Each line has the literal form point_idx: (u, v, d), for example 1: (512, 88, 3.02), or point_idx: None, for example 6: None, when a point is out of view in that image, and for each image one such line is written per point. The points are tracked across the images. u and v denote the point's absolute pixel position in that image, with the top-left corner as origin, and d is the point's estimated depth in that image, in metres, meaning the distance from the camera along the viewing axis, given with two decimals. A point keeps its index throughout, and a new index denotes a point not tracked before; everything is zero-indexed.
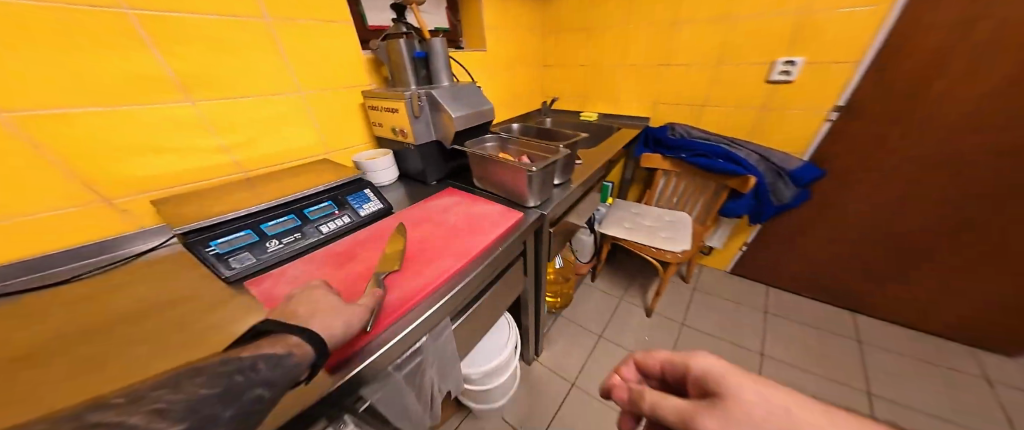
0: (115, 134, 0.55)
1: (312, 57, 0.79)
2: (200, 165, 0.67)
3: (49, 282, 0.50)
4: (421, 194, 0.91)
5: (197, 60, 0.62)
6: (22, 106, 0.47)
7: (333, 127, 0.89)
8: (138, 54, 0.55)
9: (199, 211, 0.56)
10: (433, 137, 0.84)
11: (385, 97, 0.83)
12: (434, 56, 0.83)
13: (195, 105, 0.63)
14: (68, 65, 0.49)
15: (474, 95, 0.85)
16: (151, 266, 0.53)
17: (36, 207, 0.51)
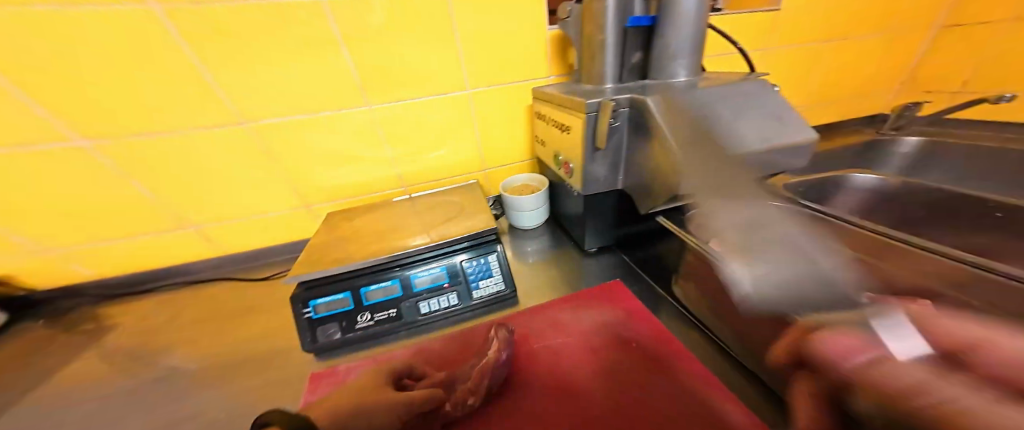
0: (312, 141, 0.58)
1: (484, 44, 0.60)
2: (375, 179, 0.66)
3: (246, 277, 0.65)
4: (564, 261, 0.62)
5: (377, 59, 0.55)
6: (266, 115, 0.54)
7: (493, 136, 0.71)
8: (331, 57, 0.53)
9: (327, 247, 0.52)
10: (619, 186, 0.46)
11: (557, 106, 0.53)
12: (675, 26, 0.39)
13: (370, 108, 0.58)
14: (286, 71, 0.52)
15: (767, 112, 0.32)
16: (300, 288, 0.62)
17: (265, 207, 0.63)
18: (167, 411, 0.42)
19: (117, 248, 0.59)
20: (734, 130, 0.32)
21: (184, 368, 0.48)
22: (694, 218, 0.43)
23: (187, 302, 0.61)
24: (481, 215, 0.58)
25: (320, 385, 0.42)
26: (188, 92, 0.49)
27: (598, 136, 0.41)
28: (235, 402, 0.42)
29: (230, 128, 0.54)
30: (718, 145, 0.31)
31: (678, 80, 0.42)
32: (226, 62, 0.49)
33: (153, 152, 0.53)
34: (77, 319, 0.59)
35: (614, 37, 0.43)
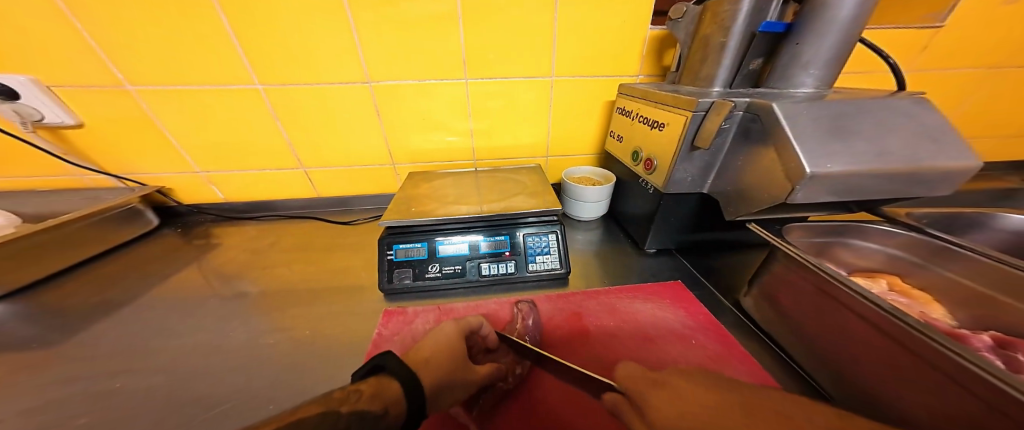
0: (411, 107, 0.64)
1: (584, 35, 0.60)
2: (451, 148, 0.71)
3: (331, 219, 0.74)
4: (620, 256, 0.61)
5: (485, 41, 0.58)
6: (380, 79, 0.60)
7: (566, 125, 0.72)
8: (447, 34, 0.57)
9: (408, 203, 0.58)
10: (705, 187, 0.45)
11: (651, 100, 0.52)
12: (821, 39, 0.37)
13: (467, 83, 0.63)
14: (407, 44, 0.57)
15: (920, 132, 0.30)
16: (373, 235, 0.69)
17: (357, 160, 0.70)
18: (271, 317, 0.50)
19: (238, 179, 0.71)
20: (876, 144, 0.30)
21: (282, 286, 0.57)
22: (795, 233, 0.39)
23: (282, 233, 0.71)
24: (546, 198, 0.60)
25: (392, 321, 0.47)
26: (325, 59, 0.56)
27: (699, 134, 0.40)
28: (321, 322, 0.49)
29: (352, 86, 0.60)
30: (858, 157, 0.29)
31: (801, 92, 0.40)
32: (359, 30, 0.54)
33: (284, 102, 0.60)
34: (203, 232, 0.72)
35: (738, 41, 0.42)
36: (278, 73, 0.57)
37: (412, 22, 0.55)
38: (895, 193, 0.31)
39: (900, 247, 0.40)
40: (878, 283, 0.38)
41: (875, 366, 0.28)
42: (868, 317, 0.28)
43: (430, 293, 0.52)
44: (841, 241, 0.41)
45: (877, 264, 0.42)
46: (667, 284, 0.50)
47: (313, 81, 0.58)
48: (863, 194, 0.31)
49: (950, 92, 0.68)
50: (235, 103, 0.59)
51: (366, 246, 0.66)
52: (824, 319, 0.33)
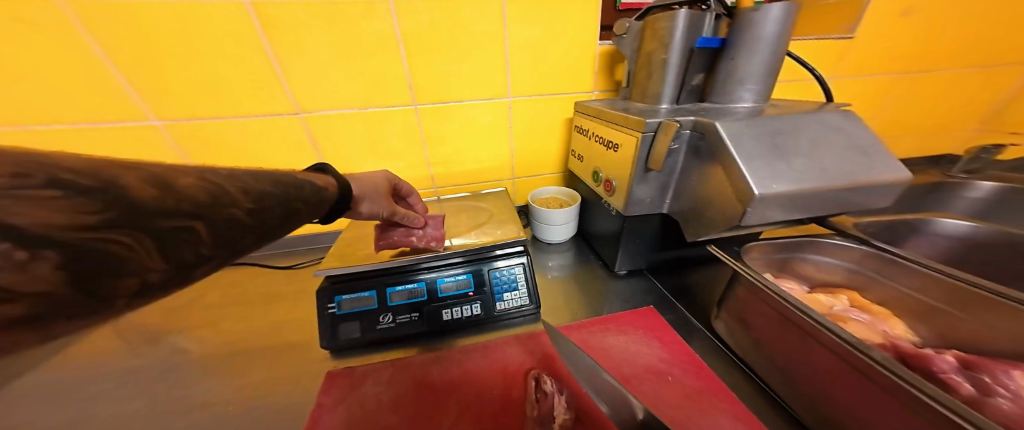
0: (357, 135, 0.59)
1: (534, 55, 0.60)
2: (407, 176, 0.67)
3: (273, 264, 0.66)
4: (591, 278, 0.59)
5: (432, 63, 0.56)
6: (318, 107, 0.55)
7: (527, 145, 0.70)
8: (390, 57, 0.54)
9: (357, 242, 0.52)
10: (664, 208, 0.44)
11: (605, 119, 0.51)
12: (752, 53, 0.38)
13: (417, 108, 0.59)
14: (346, 68, 0.53)
15: (853, 146, 0.30)
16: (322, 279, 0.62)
17: None
18: (182, 391, 0.42)
19: None
20: (815, 160, 0.29)
21: (203, 349, 0.48)
22: (755, 253, 0.39)
23: (214, 283, 0.62)
24: (510, 223, 0.57)
25: (336, 387, 0.41)
26: (250, 86, 0.51)
27: (652, 157, 0.39)
28: (247, 393, 0.41)
29: (287, 117, 0.55)
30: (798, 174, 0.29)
31: (742, 106, 0.41)
32: (289, 55, 0.50)
33: (204, 136, 0.54)
34: None
35: (678, 58, 0.43)
36: (195, 103, 0.50)
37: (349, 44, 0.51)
38: (838, 207, 0.30)
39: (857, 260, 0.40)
40: (840, 299, 0.38)
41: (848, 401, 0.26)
42: (833, 347, 0.27)
43: (384, 347, 0.46)
44: (800, 256, 0.41)
45: (838, 277, 0.42)
46: (640, 311, 0.48)
47: (239, 111, 0.53)
48: (810, 210, 0.30)
49: (873, 96, 0.74)
50: (144, 139, 0.52)
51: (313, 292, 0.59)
52: (791, 347, 0.31)
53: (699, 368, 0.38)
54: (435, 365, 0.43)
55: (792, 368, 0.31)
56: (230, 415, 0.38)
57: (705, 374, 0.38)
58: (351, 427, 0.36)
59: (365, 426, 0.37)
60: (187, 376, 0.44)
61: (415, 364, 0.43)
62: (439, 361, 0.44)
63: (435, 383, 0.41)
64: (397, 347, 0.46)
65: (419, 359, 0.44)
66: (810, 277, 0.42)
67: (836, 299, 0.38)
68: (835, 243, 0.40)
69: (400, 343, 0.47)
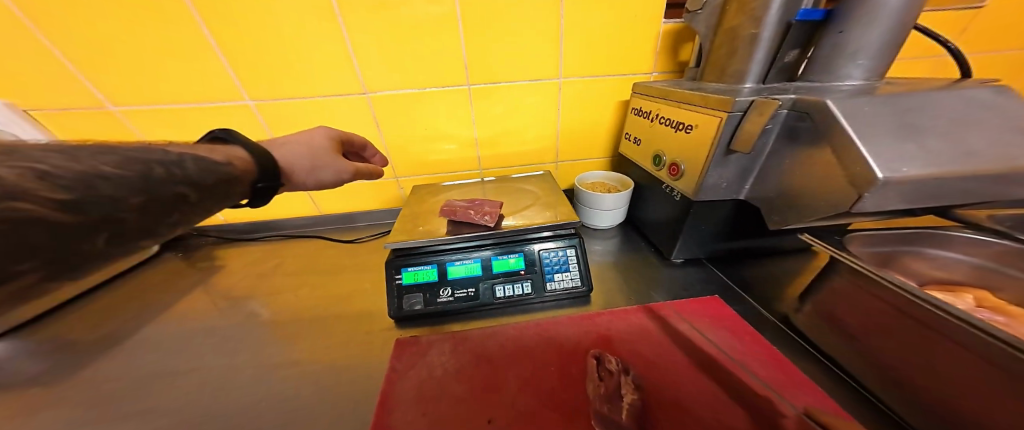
0: (411, 116, 0.60)
1: (593, 33, 0.57)
2: (456, 158, 0.67)
3: (332, 237, 0.70)
4: (644, 265, 0.57)
5: (488, 42, 0.55)
6: (376, 88, 0.56)
7: (577, 128, 0.68)
8: (447, 37, 0.53)
9: (415, 220, 0.54)
10: (740, 193, 0.41)
11: (673, 100, 0.48)
12: (870, 24, 0.33)
13: (470, 89, 0.59)
14: (405, 48, 0.53)
15: (1010, 126, 0.26)
16: (377, 253, 0.65)
17: None
18: (269, 349, 0.46)
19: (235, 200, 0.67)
20: (959, 142, 0.26)
21: (279, 314, 0.52)
22: (852, 244, 0.36)
23: (282, 253, 0.67)
24: (563, 208, 0.56)
25: (404, 354, 0.43)
26: (318, 69, 0.52)
27: (735, 137, 0.36)
28: (326, 354, 0.45)
29: (348, 98, 0.56)
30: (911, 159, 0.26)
31: (849, 85, 0.36)
32: (353, 35, 0.50)
33: (275, 117, 0.57)
34: (198, 255, 0.68)
35: (773, 32, 0.38)
36: (268, 87, 0.53)
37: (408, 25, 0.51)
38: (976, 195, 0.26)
39: (989, 257, 0.36)
40: (965, 300, 0.34)
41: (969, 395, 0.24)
42: (955, 338, 0.24)
43: (443, 319, 0.48)
44: (910, 250, 0.38)
45: (959, 276, 0.38)
46: (702, 300, 0.47)
47: (307, 92, 0.55)
48: (943, 200, 0.27)
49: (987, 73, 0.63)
50: (224, 120, 0.56)
51: (370, 266, 0.62)
52: (902, 344, 0.28)
53: (778, 361, 0.36)
54: (494, 339, 0.44)
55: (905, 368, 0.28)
56: (313, 372, 0.42)
57: (786, 368, 0.36)
58: (420, 390, 0.38)
59: (433, 390, 0.38)
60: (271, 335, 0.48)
61: (476, 337, 0.45)
62: (497, 336, 0.45)
63: (496, 356, 0.42)
64: (456, 321, 0.48)
65: (478, 332, 0.46)
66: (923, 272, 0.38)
67: (962, 298, 0.34)
68: (961, 236, 0.37)
69: (458, 317, 0.48)
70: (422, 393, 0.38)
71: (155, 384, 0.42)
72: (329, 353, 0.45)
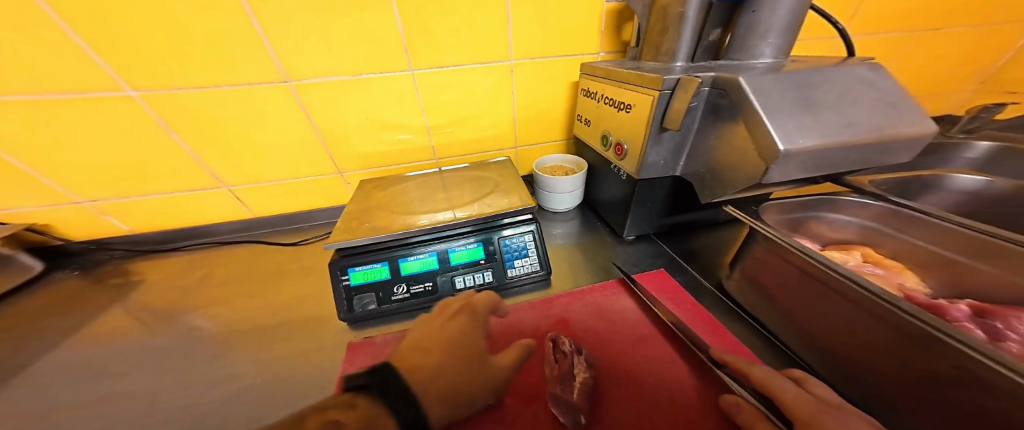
0: (351, 104, 0.55)
1: (539, 12, 0.55)
2: (407, 148, 0.64)
3: (275, 241, 0.64)
4: (600, 244, 0.60)
5: (428, 22, 0.51)
6: (303, 74, 0.50)
7: (531, 113, 0.68)
8: (380, 15, 0.48)
9: (364, 216, 0.51)
10: (677, 170, 0.44)
11: (616, 80, 0.48)
12: (776, 3, 0.35)
13: (414, 74, 0.55)
14: (333, 29, 0.48)
15: (883, 100, 0.29)
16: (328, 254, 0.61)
17: (296, 171, 0.61)
18: (208, 366, 0.42)
19: (148, 206, 0.59)
20: (843, 114, 0.29)
21: (217, 328, 0.48)
22: (768, 212, 0.40)
23: (216, 262, 0.61)
24: (520, 193, 0.56)
25: (359, 355, 0.42)
26: (231, 51, 0.46)
27: (667, 116, 0.38)
28: (276, 364, 0.42)
29: (273, 86, 0.50)
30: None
31: (761, 62, 0.39)
32: (267, 12, 0.44)
33: (182, 108, 0.49)
34: (110, 271, 0.59)
35: (697, 11, 0.39)
36: (169, 73, 0.46)
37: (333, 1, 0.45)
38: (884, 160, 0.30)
39: (870, 217, 0.42)
40: (854, 256, 0.40)
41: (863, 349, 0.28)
42: (851, 299, 0.28)
43: (401, 316, 0.47)
44: (816, 216, 0.43)
45: (850, 235, 0.44)
46: (653, 275, 0.50)
47: (217, 79, 0.48)
48: (834, 168, 0.30)
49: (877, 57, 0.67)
50: (118, 113, 0.47)
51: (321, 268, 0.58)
52: (805, 301, 0.33)
53: (711, 322, 0.41)
54: None
55: (808, 322, 0.33)
56: (254, 388, 0.39)
57: (716, 326, 0.40)
58: None
59: None
60: (203, 354, 0.43)
61: None
62: None
63: None
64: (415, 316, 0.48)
65: None
66: (827, 233, 0.44)
67: (853, 257, 0.40)
68: (853, 200, 0.42)
69: (417, 312, 0.48)
70: None
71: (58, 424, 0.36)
72: (273, 365, 0.42)
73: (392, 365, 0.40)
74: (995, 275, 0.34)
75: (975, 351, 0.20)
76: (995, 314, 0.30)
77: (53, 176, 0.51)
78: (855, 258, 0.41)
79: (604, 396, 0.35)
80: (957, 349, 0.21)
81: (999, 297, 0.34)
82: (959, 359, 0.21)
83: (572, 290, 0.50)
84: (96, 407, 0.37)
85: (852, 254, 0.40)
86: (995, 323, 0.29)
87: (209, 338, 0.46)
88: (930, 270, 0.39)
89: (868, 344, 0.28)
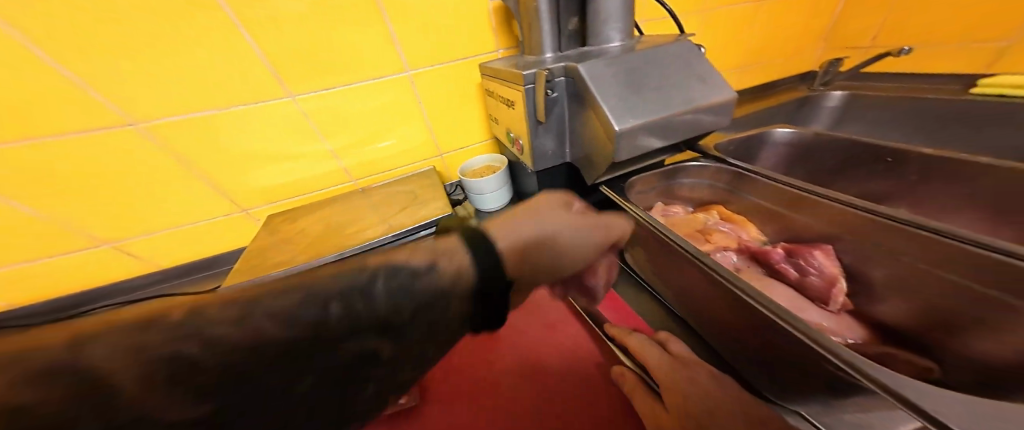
0: (229, 141, 0.52)
1: (422, 19, 0.55)
2: (318, 172, 0.62)
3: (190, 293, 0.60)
4: None
5: (293, 44, 0.49)
6: (159, 115, 0.47)
7: (444, 119, 0.67)
8: (231, 43, 0.45)
9: (270, 251, 0.49)
10: (567, 156, 0.46)
11: (501, 78, 0.50)
12: None
13: (295, 100, 0.53)
14: (180, 65, 0.44)
15: (694, 73, 0.33)
16: None
17: (197, 216, 0.57)
18: None
19: (16, 280, 0.51)
20: (662, 90, 0.32)
21: None
22: (636, 183, 0.45)
23: None
24: (436, 201, 0.56)
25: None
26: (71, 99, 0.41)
27: (538, 109, 0.40)
28: None
29: (116, 132, 0.46)
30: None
31: (612, 46, 0.42)
32: (94, 56, 0.40)
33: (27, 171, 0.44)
34: None
35: (547, 5, 0.42)
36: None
37: (184, 34, 0.43)
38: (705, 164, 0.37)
39: (712, 176, 0.49)
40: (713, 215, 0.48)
41: (715, 311, 0.31)
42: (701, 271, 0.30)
43: None
44: (676, 182, 0.50)
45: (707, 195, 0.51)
46: None
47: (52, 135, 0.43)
48: (666, 138, 0.33)
49: (740, 26, 0.70)
50: None
51: None
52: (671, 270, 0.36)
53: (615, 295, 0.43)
54: None
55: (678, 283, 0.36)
56: None
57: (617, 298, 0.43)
58: None
59: None
60: None
61: None
62: None
63: None
64: None
65: None
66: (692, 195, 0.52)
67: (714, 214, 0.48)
68: (697, 165, 0.49)
69: None
70: None
71: None
72: None
73: None
74: (804, 220, 0.42)
75: (812, 339, 0.22)
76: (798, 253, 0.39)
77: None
78: (713, 217, 0.48)
79: (514, 388, 0.37)
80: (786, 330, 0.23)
81: (809, 237, 0.43)
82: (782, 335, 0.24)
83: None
84: None
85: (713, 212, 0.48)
86: (800, 261, 0.38)
87: None
88: (765, 220, 0.47)
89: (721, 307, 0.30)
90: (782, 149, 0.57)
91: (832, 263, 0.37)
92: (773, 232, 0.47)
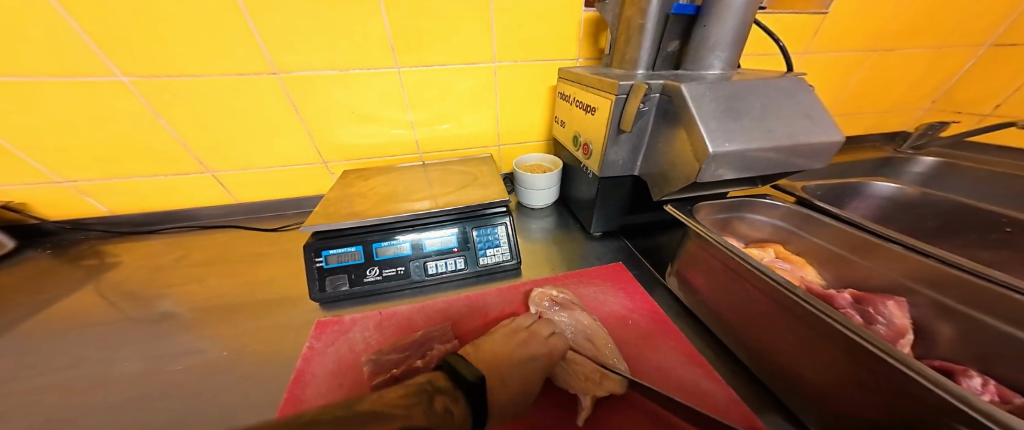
0: (338, 97, 0.59)
1: (523, 17, 0.57)
2: (391, 142, 0.67)
3: (260, 227, 0.68)
4: (567, 240, 0.62)
5: (416, 19, 0.54)
6: (292, 68, 0.54)
7: (514, 115, 0.70)
8: (370, 21, 0.52)
9: (341, 199, 0.54)
10: (635, 168, 0.47)
11: (585, 84, 0.51)
12: (721, 17, 0.39)
13: (400, 72, 0.59)
14: (330, 29, 0.52)
15: (800, 110, 0.34)
16: None
17: (281, 160, 0.65)
18: (173, 344, 0.44)
19: (134, 187, 0.62)
20: (765, 123, 0.33)
21: (190, 308, 0.50)
22: (706, 206, 0.45)
23: (192, 245, 0.64)
24: (496, 187, 0.58)
25: (325, 333, 0.44)
26: (235, 44, 0.50)
27: (624, 118, 0.41)
28: (243, 341, 0.44)
29: (260, 77, 0.54)
30: None
31: (711, 73, 0.43)
32: (255, 19, 0.48)
33: (165, 96, 0.52)
34: (92, 249, 0.63)
35: (654, 24, 0.43)
36: (157, 58, 0.49)
37: (337, 11, 0.50)
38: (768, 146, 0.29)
39: (780, 217, 0.50)
40: (768, 252, 0.44)
41: (772, 327, 0.33)
42: (771, 287, 0.32)
43: (377, 297, 0.50)
44: (738, 216, 0.49)
45: (765, 234, 0.51)
46: (611, 267, 0.52)
47: (217, 71, 0.51)
48: (757, 170, 0.34)
49: (827, 72, 0.69)
50: (118, 98, 0.51)
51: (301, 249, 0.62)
52: (735, 296, 0.37)
53: (669, 281, 0.48)
54: (419, 309, 0.47)
55: (736, 271, 0.36)
56: (233, 342, 0.44)
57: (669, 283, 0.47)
58: (338, 364, 0.40)
59: (351, 363, 0.41)
60: (190, 318, 0.48)
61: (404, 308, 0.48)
62: (420, 306, 0.48)
63: (419, 324, 0.45)
64: (384, 297, 0.50)
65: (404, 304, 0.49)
66: (748, 230, 0.50)
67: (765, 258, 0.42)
68: (767, 202, 0.49)
69: (389, 293, 0.50)
70: (340, 367, 0.40)
71: (71, 365, 0.42)
72: (254, 324, 0.47)
73: (350, 347, 0.42)
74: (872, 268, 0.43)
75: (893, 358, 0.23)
76: (866, 301, 0.37)
77: (27, 152, 0.53)
78: (769, 254, 0.45)
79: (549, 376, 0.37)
80: (883, 365, 0.24)
81: (875, 285, 0.43)
82: (868, 364, 0.25)
83: (539, 278, 0.52)
84: (67, 382, 0.39)
85: (761, 250, 0.44)
86: (869, 309, 0.35)
87: (198, 302, 0.51)
88: (824, 265, 0.47)
89: (788, 335, 0.31)
90: (876, 201, 0.64)
91: (904, 315, 0.35)
92: (831, 278, 0.46)
